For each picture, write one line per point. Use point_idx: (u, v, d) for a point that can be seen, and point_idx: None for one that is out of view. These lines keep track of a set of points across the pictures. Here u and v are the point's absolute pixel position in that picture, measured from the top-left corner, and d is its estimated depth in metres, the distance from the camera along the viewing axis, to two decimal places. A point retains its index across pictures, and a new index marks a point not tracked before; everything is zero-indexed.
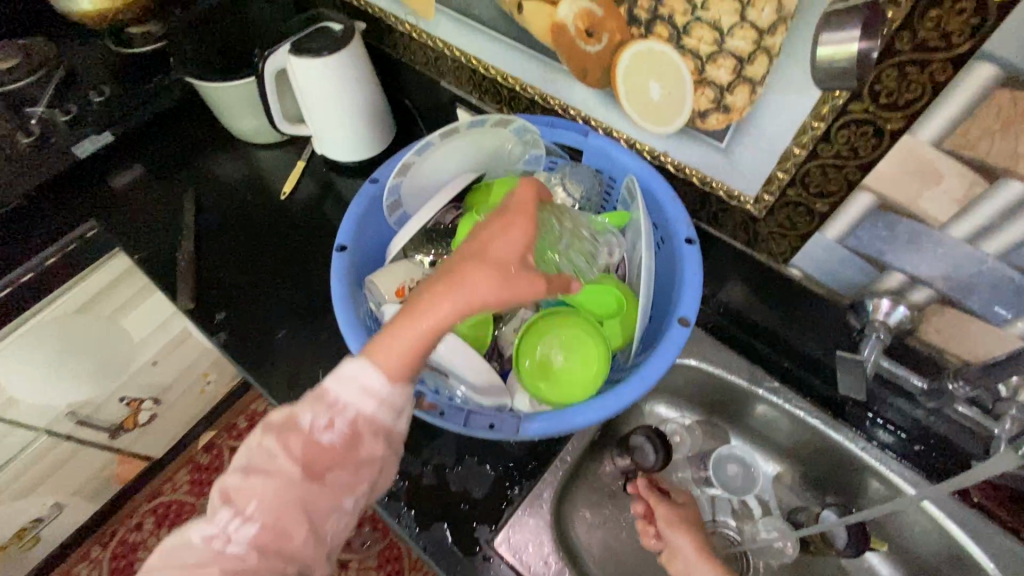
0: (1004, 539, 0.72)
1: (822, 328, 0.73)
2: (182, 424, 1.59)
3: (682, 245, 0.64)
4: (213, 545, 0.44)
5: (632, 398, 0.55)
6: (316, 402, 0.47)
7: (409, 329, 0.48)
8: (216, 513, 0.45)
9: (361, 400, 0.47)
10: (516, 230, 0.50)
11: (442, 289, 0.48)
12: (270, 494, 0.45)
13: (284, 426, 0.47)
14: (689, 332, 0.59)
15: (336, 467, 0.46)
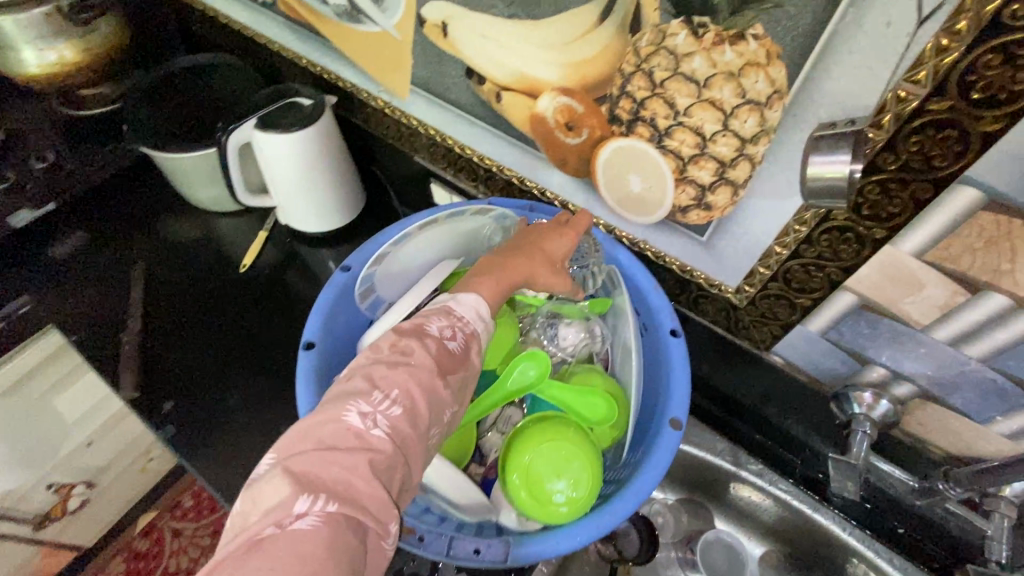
0: None
1: (804, 412, 0.72)
2: (119, 507, 1.43)
3: (667, 336, 0.63)
4: (350, 431, 0.40)
5: (626, 514, 0.52)
6: (443, 315, 0.50)
7: (496, 283, 0.55)
8: (363, 395, 0.42)
9: (478, 323, 0.52)
10: (572, 232, 0.62)
11: (521, 262, 0.58)
12: (411, 380, 0.44)
13: (417, 330, 0.48)
14: (681, 434, 0.57)
15: (457, 374, 0.47)
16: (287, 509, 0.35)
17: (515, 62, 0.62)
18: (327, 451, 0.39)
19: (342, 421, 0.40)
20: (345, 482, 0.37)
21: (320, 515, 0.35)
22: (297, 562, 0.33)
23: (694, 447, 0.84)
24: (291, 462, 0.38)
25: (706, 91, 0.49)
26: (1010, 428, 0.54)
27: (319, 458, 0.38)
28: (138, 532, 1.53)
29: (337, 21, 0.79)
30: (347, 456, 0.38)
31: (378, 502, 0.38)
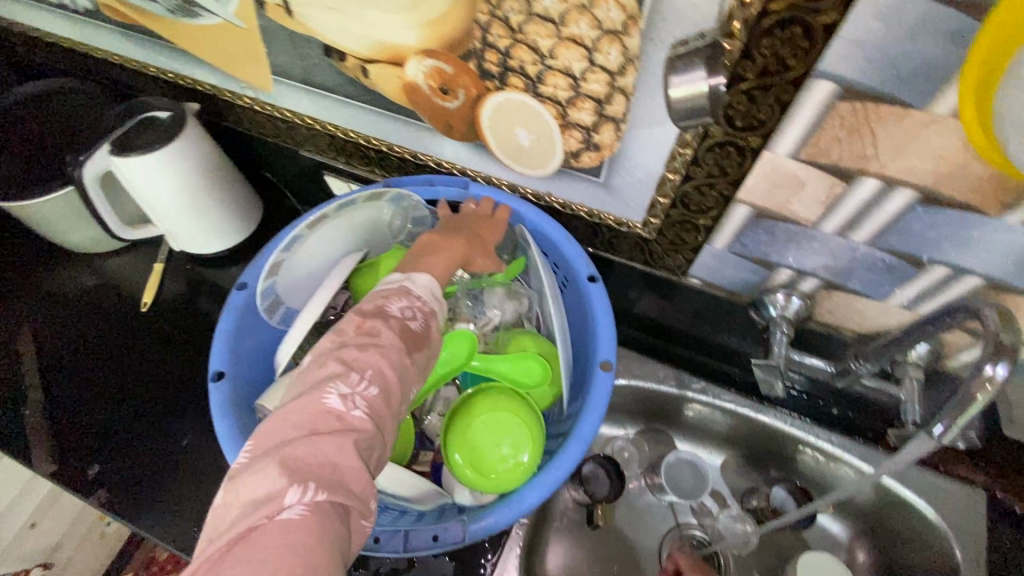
0: (931, 476, 0.77)
1: (731, 324, 0.75)
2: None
3: (586, 283, 0.63)
4: (326, 420, 0.39)
5: (572, 465, 0.52)
6: (401, 295, 0.50)
7: (436, 265, 0.56)
8: (343, 376, 0.42)
9: (434, 303, 0.52)
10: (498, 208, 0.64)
11: (459, 244, 0.59)
12: (387, 359, 0.44)
13: (380, 311, 0.47)
14: (613, 375, 0.58)
15: (423, 351, 0.48)
16: (274, 502, 0.34)
17: (369, 31, 0.57)
18: (311, 436, 0.38)
19: (313, 413, 0.40)
20: (331, 466, 0.37)
21: (310, 504, 0.35)
22: (286, 553, 0.33)
23: (643, 379, 0.86)
24: (274, 458, 0.37)
25: (564, 29, 0.48)
26: (905, 297, 0.57)
27: (307, 444, 0.38)
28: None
29: (173, 20, 0.71)
30: (331, 439, 0.38)
31: (366, 484, 0.38)
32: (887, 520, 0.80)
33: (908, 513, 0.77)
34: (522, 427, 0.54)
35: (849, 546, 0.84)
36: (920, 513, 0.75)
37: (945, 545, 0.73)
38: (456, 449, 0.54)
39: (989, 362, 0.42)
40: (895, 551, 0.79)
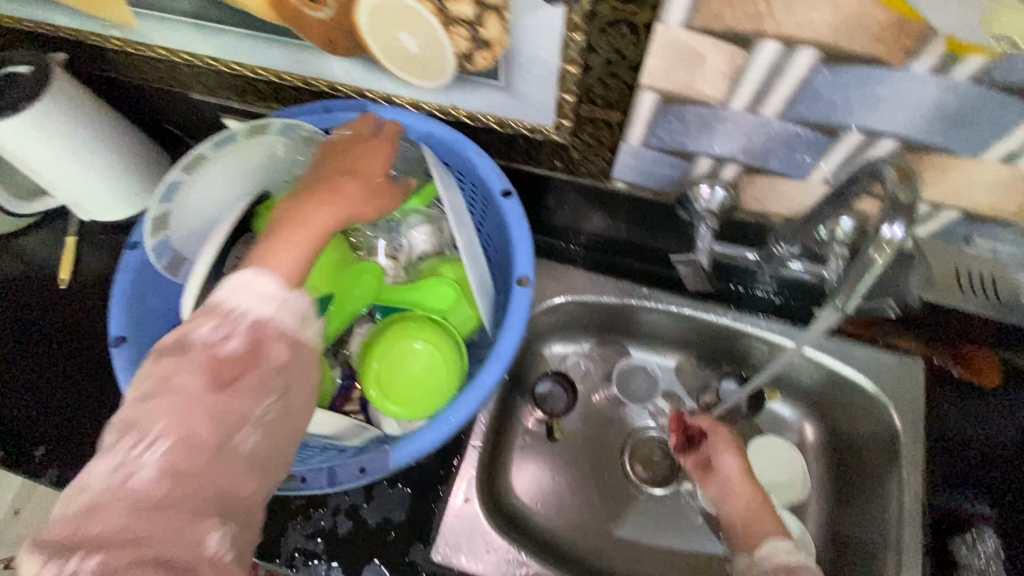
0: (870, 351, 0.78)
1: (664, 225, 0.73)
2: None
3: (501, 199, 0.60)
4: (124, 473, 0.38)
5: (492, 385, 0.52)
6: (215, 313, 0.44)
7: (283, 262, 0.47)
8: (130, 436, 0.39)
9: (272, 311, 0.45)
10: (370, 160, 0.55)
11: (320, 221, 0.50)
12: (180, 405, 0.40)
13: (180, 344, 0.42)
14: (532, 290, 0.56)
15: (249, 375, 0.43)
16: None
17: None
18: (92, 509, 0.37)
19: (117, 465, 0.38)
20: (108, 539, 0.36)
21: None
22: None
23: (586, 294, 0.84)
24: (69, 518, 0.37)
25: None
26: (825, 172, 0.55)
27: (85, 519, 0.36)
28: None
29: None
30: (109, 511, 0.36)
31: (168, 543, 0.36)
32: (830, 396, 0.82)
33: (851, 389, 0.79)
34: (431, 358, 0.53)
35: (799, 427, 0.87)
36: (860, 388, 0.77)
37: (882, 412, 0.76)
38: (368, 386, 0.53)
39: (885, 223, 0.42)
40: (838, 424, 0.83)
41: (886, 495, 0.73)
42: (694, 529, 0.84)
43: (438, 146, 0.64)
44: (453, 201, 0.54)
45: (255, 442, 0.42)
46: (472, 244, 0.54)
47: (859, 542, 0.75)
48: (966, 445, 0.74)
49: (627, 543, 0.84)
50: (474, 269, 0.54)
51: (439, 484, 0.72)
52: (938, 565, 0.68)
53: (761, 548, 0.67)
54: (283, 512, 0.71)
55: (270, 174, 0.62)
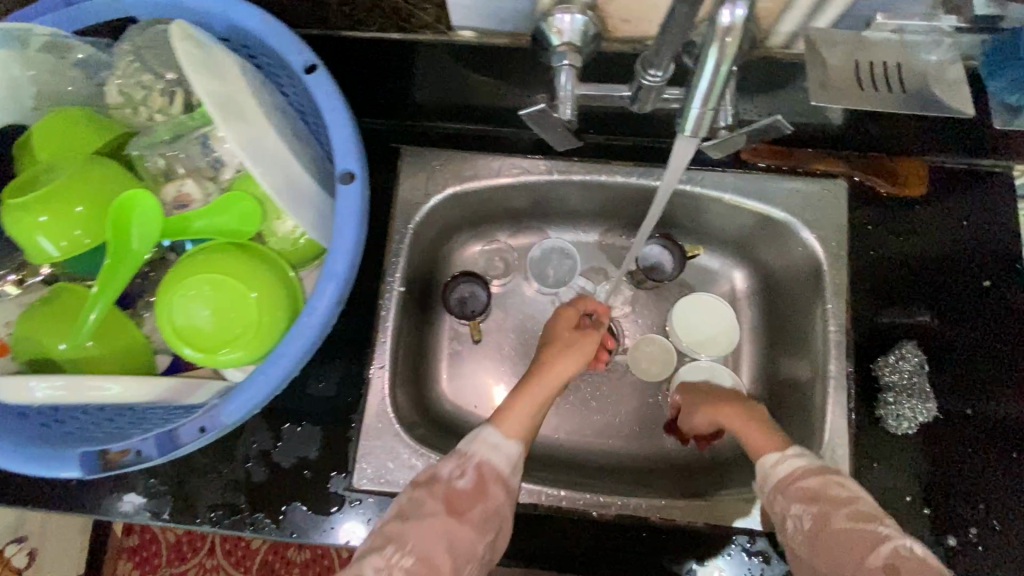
0: (791, 181, 0.71)
1: (538, 79, 0.61)
2: (81, 529, 1.34)
3: (304, 76, 0.48)
4: (404, 538, 0.55)
5: (328, 310, 0.44)
6: (456, 456, 0.61)
7: (511, 424, 0.65)
8: (381, 549, 0.55)
9: (486, 451, 0.62)
10: (570, 309, 0.76)
11: (555, 351, 0.72)
12: (426, 529, 0.56)
13: (431, 479, 0.59)
14: (364, 185, 0.47)
15: (475, 508, 0.58)
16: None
17: None
18: (407, 530, 0.56)
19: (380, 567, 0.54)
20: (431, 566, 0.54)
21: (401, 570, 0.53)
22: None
23: (473, 181, 0.74)
24: (390, 525, 0.56)
25: None
26: None
27: (406, 527, 0.56)
28: (121, 534, 1.41)
29: None
30: None
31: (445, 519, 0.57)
32: (755, 238, 0.76)
33: (774, 226, 0.72)
34: (251, 308, 0.43)
35: (730, 276, 0.82)
36: (780, 223, 0.71)
37: (802, 245, 0.71)
38: (181, 346, 0.43)
39: (723, 5, 0.32)
40: (766, 264, 0.78)
41: (811, 325, 0.71)
42: (631, 399, 0.79)
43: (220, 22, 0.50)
44: (221, 89, 0.43)
45: (466, 483, 0.59)
46: (261, 141, 0.43)
47: (794, 379, 0.73)
48: (896, 261, 0.69)
49: (567, 427, 0.78)
50: (270, 171, 0.43)
51: (350, 412, 0.68)
52: (863, 389, 0.66)
53: (757, 473, 0.59)
54: (192, 473, 0.66)
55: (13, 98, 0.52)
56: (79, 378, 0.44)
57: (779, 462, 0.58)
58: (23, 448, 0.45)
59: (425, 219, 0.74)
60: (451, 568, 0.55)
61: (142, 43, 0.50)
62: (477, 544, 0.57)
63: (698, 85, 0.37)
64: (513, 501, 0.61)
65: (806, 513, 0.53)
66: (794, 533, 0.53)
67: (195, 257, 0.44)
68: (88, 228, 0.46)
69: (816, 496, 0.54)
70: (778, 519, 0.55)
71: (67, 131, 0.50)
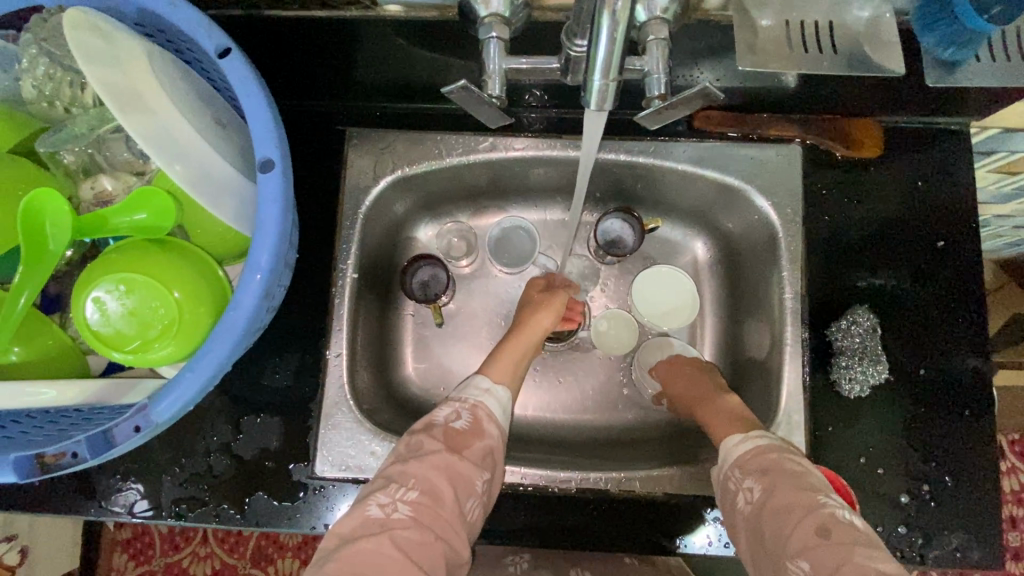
0: (745, 148, 0.70)
1: (476, 52, 0.59)
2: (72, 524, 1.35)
3: (218, 61, 0.46)
4: (406, 475, 0.56)
5: (253, 304, 0.43)
6: (453, 401, 0.63)
7: (499, 369, 0.68)
8: (383, 489, 0.55)
9: (481, 395, 0.64)
10: (541, 280, 0.80)
11: (529, 309, 0.75)
12: (426, 467, 0.56)
13: (427, 425, 0.60)
14: (285, 173, 0.45)
15: (473, 445, 0.59)
16: (376, 528, 0.53)
17: None
18: (406, 468, 0.56)
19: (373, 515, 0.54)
20: (435, 499, 0.55)
21: (405, 505, 0.54)
22: (422, 525, 0.53)
23: (423, 162, 0.72)
24: (385, 474, 0.57)
25: None
26: None
27: (405, 468, 0.56)
28: (114, 526, 1.43)
29: None
30: (413, 528, 0.53)
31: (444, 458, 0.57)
32: (714, 207, 0.75)
33: (730, 194, 0.71)
34: (174, 308, 0.42)
35: (692, 246, 0.81)
36: (736, 191, 0.70)
37: (759, 212, 0.70)
38: (108, 351, 0.42)
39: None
40: (726, 233, 0.77)
41: (768, 292, 0.71)
42: (596, 373, 0.79)
43: (126, 4, 0.48)
44: (120, 80, 0.42)
45: (462, 423, 0.61)
46: (170, 132, 0.42)
47: (755, 347, 0.73)
48: (849, 225, 0.69)
49: (535, 404, 0.78)
50: (182, 163, 0.42)
51: (308, 402, 0.67)
52: (818, 355, 0.67)
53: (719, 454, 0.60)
54: (154, 467, 0.66)
55: None
56: (13, 385, 0.44)
57: (740, 443, 0.59)
58: None
59: (376, 203, 0.72)
60: (454, 501, 0.56)
61: (45, 34, 0.48)
62: (476, 478, 0.58)
63: (595, 61, 0.36)
64: (503, 440, 0.62)
65: (758, 488, 0.54)
66: (742, 507, 0.55)
67: (111, 256, 0.43)
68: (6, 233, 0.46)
69: (768, 470, 0.55)
70: (731, 495, 0.56)
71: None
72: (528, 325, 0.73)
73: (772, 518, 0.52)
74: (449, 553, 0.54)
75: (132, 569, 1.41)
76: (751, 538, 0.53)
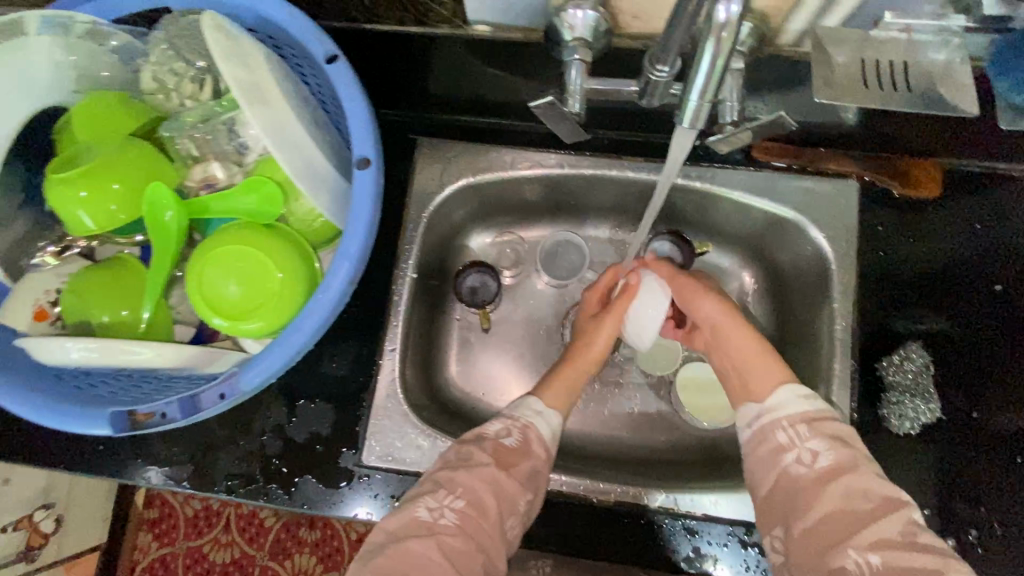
0: (799, 180, 0.71)
1: (552, 71, 0.63)
2: (105, 497, 1.36)
3: (326, 66, 0.51)
4: (454, 483, 0.54)
5: (340, 290, 0.47)
6: (507, 419, 0.61)
7: (555, 394, 0.66)
8: (432, 492, 0.54)
9: (532, 416, 0.62)
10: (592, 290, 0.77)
11: (581, 336, 0.73)
12: (476, 479, 0.54)
13: (477, 437, 0.59)
14: (379, 171, 0.50)
15: (523, 465, 0.58)
16: (421, 527, 0.51)
17: None
18: (453, 477, 0.55)
19: (417, 515, 0.52)
20: (480, 513, 0.53)
21: (452, 511, 0.52)
22: (466, 536, 0.51)
23: (487, 173, 0.75)
24: (432, 476, 0.56)
25: None
26: None
27: (452, 475, 0.55)
28: (142, 504, 1.43)
29: None
30: (457, 536, 0.51)
31: (491, 473, 0.55)
32: (764, 237, 0.77)
33: (783, 225, 0.73)
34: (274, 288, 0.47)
35: (739, 273, 0.82)
36: (789, 221, 0.72)
37: (812, 243, 0.71)
38: (211, 316, 0.47)
39: (717, 1, 0.33)
40: (774, 263, 0.78)
41: (816, 325, 0.71)
42: (636, 390, 0.80)
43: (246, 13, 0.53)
44: (247, 76, 0.46)
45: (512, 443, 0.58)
46: (282, 127, 0.46)
47: (799, 377, 0.73)
48: (902, 265, 0.69)
49: (574, 415, 0.80)
50: (292, 156, 0.46)
51: (361, 392, 0.70)
52: (868, 389, 0.67)
53: (769, 402, 0.57)
54: (211, 443, 0.69)
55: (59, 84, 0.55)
56: (112, 343, 0.48)
57: (796, 398, 0.56)
58: (55, 404, 0.48)
59: (439, 209, 0.76)
60: (498, 515, 0.54)
61: (176, 33, 0.53)
62: (520, 498, 0.56)
63: (694, 80, 0.39)
64: (550, 464, 0.60)
65: (824, 454, 0.51)
66: (795, 467, 0.52)
67: (221, 236, 0.48)
68: (125, 209, 0.50)
69: (844, 441, 0.52)
70: (782, 446, 0.53)
71: (105, 113, 0.53)
72: (580, 353, 0.71)
73: (830, 489, 0.49)
74: (489, 568, 0.52)
75: (155, 548, 1.42)
76: (793, 498, 0.51)
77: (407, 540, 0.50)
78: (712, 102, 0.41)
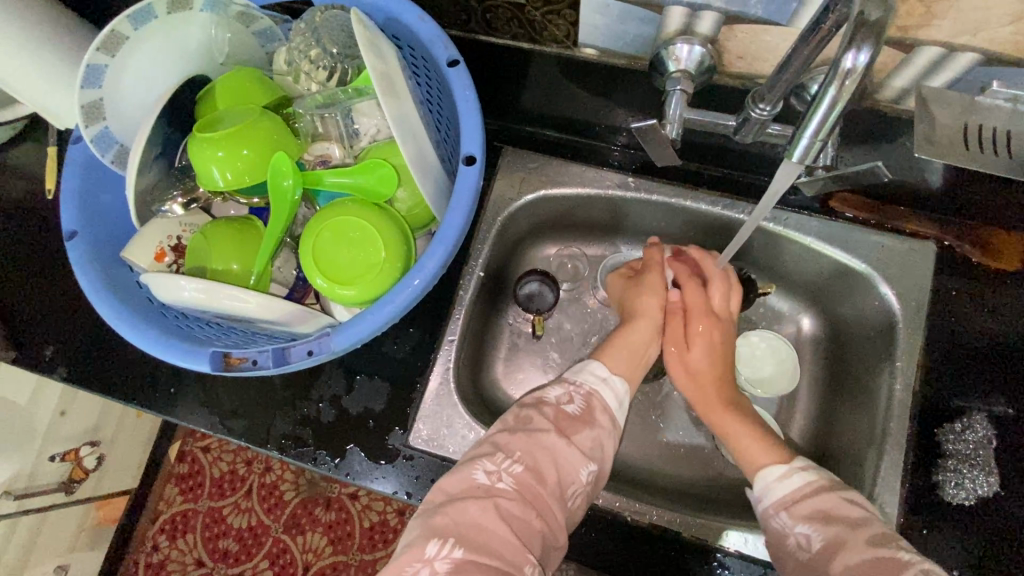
0: (872, 234, 0.72)
1: (647, 97, 0.65)
2: (143, 445, 1.37)
3: (447, 69, 0.58)
4: (512, 448, 0.55)
5: (435, 267, 0.54)
6: (564, 384, 0.62)
7: (616, 361, 0.67)
8: (491, 457, 0.55)
9: (597, 385, 0.63)
10: (653, 274, 0.74)
11: (648, 300, 0.73)
12: (532, 444, 0.56)
13: (539, 403, 0.60)
14: (481, 168, 0.57)
15: (584, 431, 0.59)
16: (478, 491, 0.52)
17: None
18: (510, 436, 0.57)
19: (473, 480, 0.54)
20: (536, 476, 0.54)
21: (510, 473, 0.54)
22: (524, 500, 0.52)
23: (563, 186, 0.78)
24: (489, 441, 0.57)
25: None
26: (812, 16, 0.46)
27: (508, 437, 0.56)
28: (174, 458, 1.44)
29: None
30: (513, 501, 0.52)
31: (549, 449, 0.56)
32: (828, 285, 0.77)
33: (851, 276, 0.73)
34: (376, 261, 0.56)
35: (797, 318, 0.82)
36: (855, 272, 0.72)
37: (879, 299, 0.71)
38: (316, 275, 0.57)
39: (847, 50, 0.36)
40: (835, 311, 0.78)
41: (875, 380, 0.71)
42: (680, 420, 0.80)
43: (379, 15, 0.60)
44: (383, 67, 0.52)
45: (575, 408, 0.60)
46: (407, 119, 0.53)
47: (854, 430, 0.72)
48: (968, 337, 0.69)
49: (616, 435, 0.80)
50: (412, 145, 0.53)
51: (417, 376, 0.73)
52: (930, 448, 0.65)
53: (757, 490, 0.57)
54: (273, 401, 0.73)
55: (204, 55, 0.65)
56: (212, 287, 0.54)
57: (779, 479, 0.56)
58: (164, 337, 0.57)
59: (512, 216, 0.79)
60: (557, 483, 0.55)
61: (319, 22, 0.60)
62: (581, 468, 0.57)
63: (811, 119, 0.40)
64: (615, 434, 0.61)
65: (814, 537, 0.50)
66: (811, 535, 0.50)
67: (333, 209, 0.58)
68: (253, 175, 0.58)
69: (826, 517, 0.51)
70: (778, 535, 0.53)
71: (240, 85, 0.61)
72: (640, 317, 0.71)
73: (835, 567, 0.48)
74: (548, 537, 0.53)
75: (179, 502, 1.42)
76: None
77: (467, 504, 0.51)
78: (824, 143, 0.42)
